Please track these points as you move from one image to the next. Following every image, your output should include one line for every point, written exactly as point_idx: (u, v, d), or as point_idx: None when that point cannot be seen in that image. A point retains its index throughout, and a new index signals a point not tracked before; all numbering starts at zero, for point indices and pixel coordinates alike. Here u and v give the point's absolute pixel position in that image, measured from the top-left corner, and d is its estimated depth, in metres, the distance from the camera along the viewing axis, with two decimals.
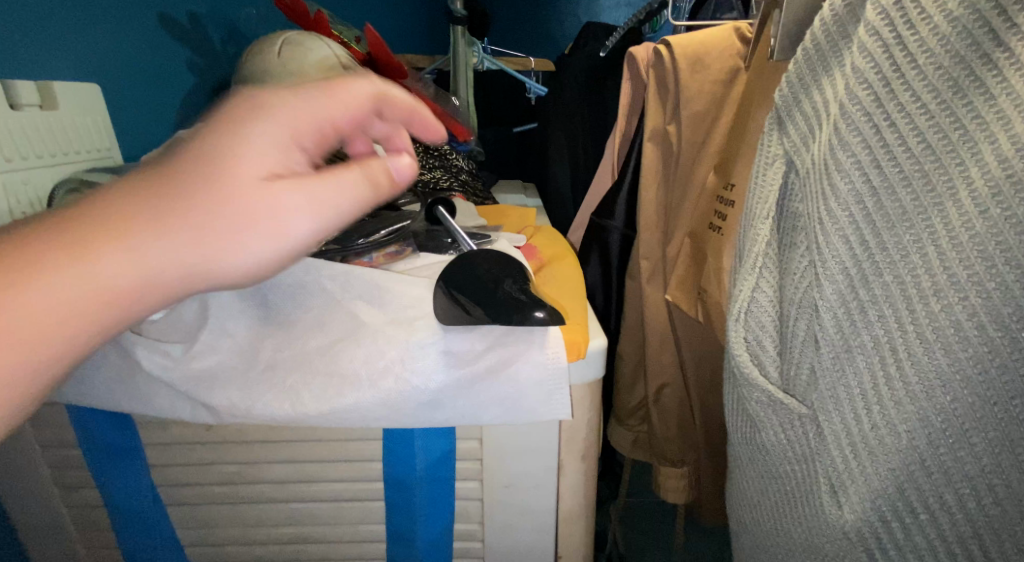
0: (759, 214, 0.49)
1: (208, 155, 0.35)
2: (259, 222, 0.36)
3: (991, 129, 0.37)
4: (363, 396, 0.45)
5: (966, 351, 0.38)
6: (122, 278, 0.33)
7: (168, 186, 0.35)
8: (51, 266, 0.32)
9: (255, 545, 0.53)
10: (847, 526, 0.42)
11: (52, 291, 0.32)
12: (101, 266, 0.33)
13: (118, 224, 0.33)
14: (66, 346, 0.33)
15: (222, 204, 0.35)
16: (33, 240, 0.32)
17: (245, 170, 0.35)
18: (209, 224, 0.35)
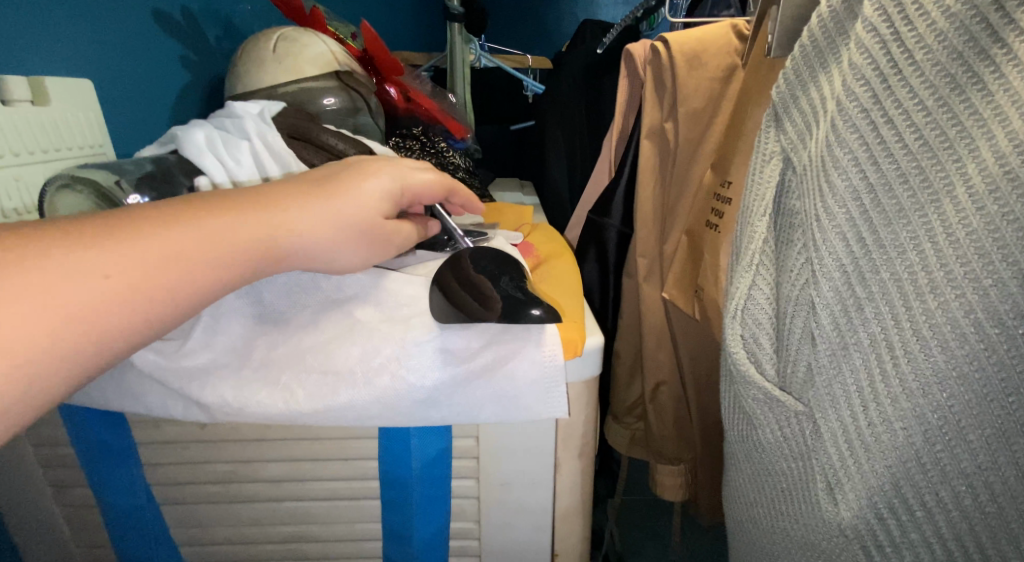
0: (756, 212, 0.49)
1: (347, 184, 0.45)
2: (366, 242, 0.45)
3: (989, 125, 0.37)
4: (358, 394, 0.44)
5: (963, 347, 0.37)
6: (260, 260, 0.40)
7: (311, 198, 0.43)
8: (211, 239, 0.39)
9: (250, 544, 0.53)
10: (844, 523, 0.42)
11: (210, 261, 0.38)
12: (250, 250, 0.40)
13: (268, 218, 0.41)
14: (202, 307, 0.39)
15: (351, 225, 0.44)
16: (195, 215, 0.39)
17: (371, 202, 0.45)
18: (335, 239, 0.43)
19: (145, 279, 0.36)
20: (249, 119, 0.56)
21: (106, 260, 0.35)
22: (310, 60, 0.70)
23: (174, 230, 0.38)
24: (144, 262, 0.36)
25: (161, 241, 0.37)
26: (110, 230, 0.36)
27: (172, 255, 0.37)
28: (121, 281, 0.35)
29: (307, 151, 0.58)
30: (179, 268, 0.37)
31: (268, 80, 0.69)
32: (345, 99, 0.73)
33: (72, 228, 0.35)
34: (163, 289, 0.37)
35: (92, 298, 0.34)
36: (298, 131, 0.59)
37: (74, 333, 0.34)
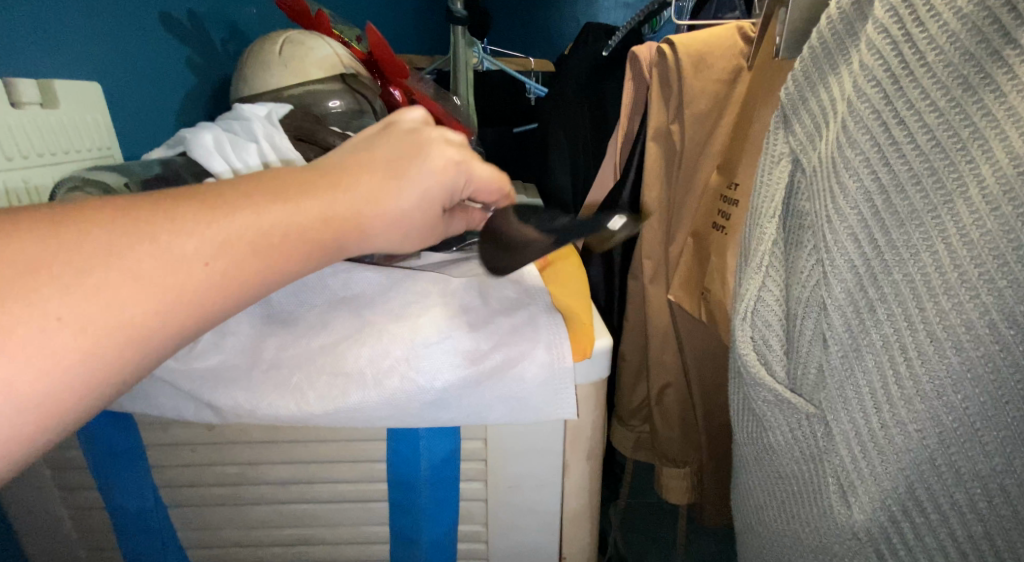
0: (765, 213, 0.49)
1: (419, 173, 0.41)
2: (431, 233, 0.43)
3: (1002, 126, 0.36)
4: (368, 395, 0.44)
5: (978, 349, 0.37)
6: (338, 254, 0.39)
7: (387, 187, 0.40)
8: (299, 230, 0.36)
9: (256, 547, 0.52)
10: (857, 527, 0.42)
11: (298, 253, 0.37)
12: (332, 246, 0.38)
13: (349, 214, 0.38)
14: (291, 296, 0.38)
15: (420, 224, 0.42)
16: (283, 200, 0.36)
17: (442, 197, 0.42)
18: (407, 237, 0.41)
19: (242, 265, 0.35)
20: (257, 122, 0.57)
21: (205, 246, 0.34)
22: (316, 62, 0.71)
23: (264, 217, 0.35)
24: (240, 247, 0.34)
25: (255, 228, 0.35)
26: (210, 210, 0.35)
27: (264, 242, 0.35)
28: (221, 267, 0.34)
29: (313, 154, 0.58)
30: (273, 259, 0.36)
31: (274, 82, 0.69)
32: (349, 101, 0.72)
33: (171, 205, 0.34)
34: (257, 276, 0.36)
35: (190, 283, 0.33)
36: (304, 133, 0.59)
37: (177, 316, 0.33)
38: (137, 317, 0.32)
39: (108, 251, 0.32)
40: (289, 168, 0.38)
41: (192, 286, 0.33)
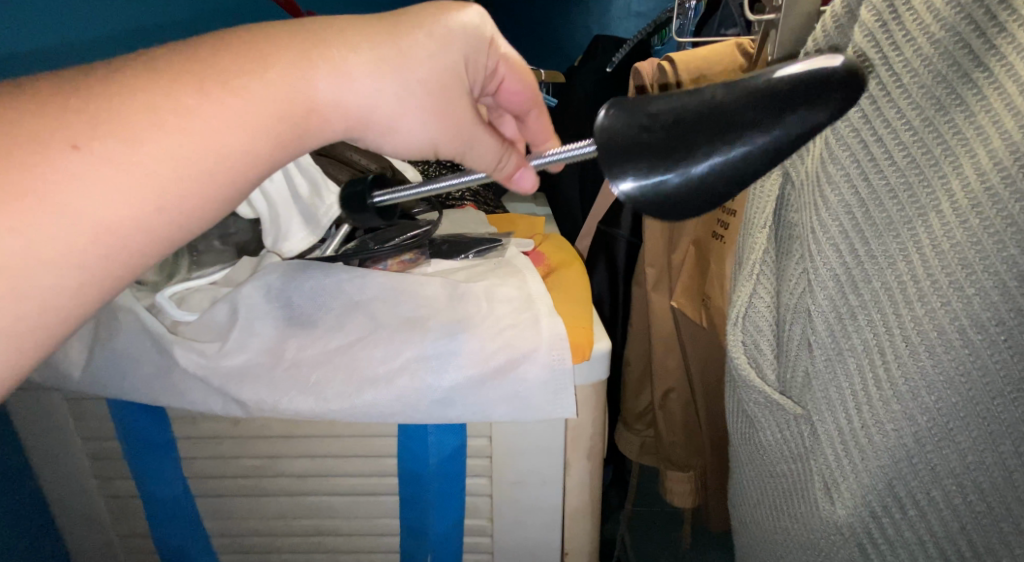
0: (757, 224, 0.52)
1: (392, 48, 0.38)
2: (427, 101, 0.40)
3: (971, 144, 0.38)
4: (380, 394, 0.48)
5: (949, 353, 0.39)
6: (312, 110, 0.36)
7: (374, 35, 0.38)
8: (219, 85, 0.33)
9: (277, 536, 0.56)
10: (840, 522, 0.44)
11: (217, 119, 0.33)
12: (289, 93, 0.35)
13: (299, 98, 0.36)
14: (232, 173, 0.35)
15: (408, 100, 0.39)
16: (200, 73, 0.33)
17: (443, 55, 0.40)
18: (397, 96, 0.39)
19: (138, 136, 0.32)
20: None
21: (74, 127, 0.31)
22: None
23: (167, 79, 0.33)
24: (142, 129, 0.32)
25: (143, 101, 0.32)
26: (103, 95, 0.32)
27: (179, 121, 0.32)
28: (97, 152, 0.31)
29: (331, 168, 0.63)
30: (176, 127, 0.32)
31: None
32: None
33: (44, 97, 0.31)
34: (177, 157, 0.33)
35: (68, 178, 0.30)
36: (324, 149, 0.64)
37: (64, 220, 0.31)
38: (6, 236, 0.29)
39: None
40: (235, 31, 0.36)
41: (66, 179, 0.30)
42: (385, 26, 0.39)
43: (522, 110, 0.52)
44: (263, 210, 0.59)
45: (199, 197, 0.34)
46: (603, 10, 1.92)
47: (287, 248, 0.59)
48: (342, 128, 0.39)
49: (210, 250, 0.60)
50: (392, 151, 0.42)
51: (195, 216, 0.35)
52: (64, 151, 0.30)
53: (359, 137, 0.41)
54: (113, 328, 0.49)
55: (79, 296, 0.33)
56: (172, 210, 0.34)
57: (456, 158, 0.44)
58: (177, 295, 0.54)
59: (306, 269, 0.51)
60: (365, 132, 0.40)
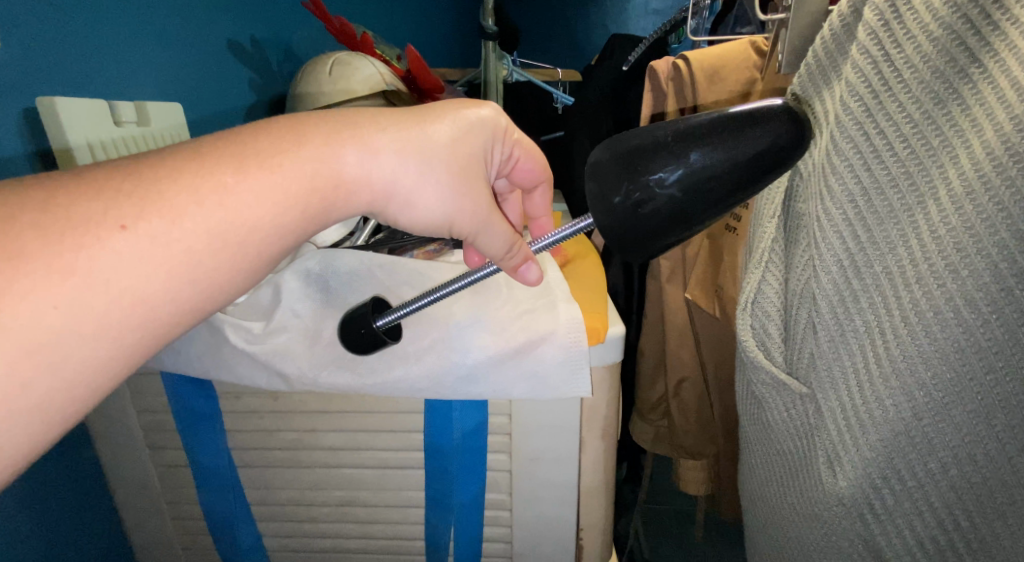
0: (767, 215, 0.55)
1: (412, 132, 0.42)
2: (445, 175, 0.43)
3: (967, 135, 0.40)
4: (410, 370, 0.52)
5: (944, 331, 0.42)
6: (339, 185, 0.40)
7: (401, 119, 0.42)
8: (256, 169, 0.37)
9: (311, 506, 0.60)
10: (841, 493, 0.47)
11: (251, 193, 0.36)
12: (318, 170, 0.38)
13: (330, 178, 0.39)
14: (258, 249, 0.37)
15: (427, 181, 0.42)
16: (239, 155, 0.37)
17: (459, 135, 0.44)
18: (418, 175, 0.42)
19: (179, 218, 0.34)
20: None
21: (122, 209, 0.33)
22: (361, 80, 0.79)
23: (209, 165, 0.36)
24: (182, 207, 0.34)
25: (188, 183, 0.35)
26: (147, 178, 0.35)
27: (215, 198, 0.35)
28: (142, 232, 0.33)
29: None
30: (212, 207, 0.35)
31: (324, 100, 0.78)
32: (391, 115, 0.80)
33: (96, 179, 0.34)
34: (210, 231, 0.35)
35: (112, 256, 0.33)
36: None
37: (104, 297, 0.32)
38: (48, 315, 0.31)
39: (11, 242, 0.31)
40: (271, 120, 0.40)
41: (110, 257, 0.32)
42: (406, 115, 0.43)
43: (531, 184, 0.55)
44: None
45: (226, 272, 0.36)
46: (621, 10, 1.95)
47: (322, 239, 0.62)
48: (366, 204, 0.41)
49: None
50: (410, 226, 0.44)
51: (220, 291, 0.37)
52: (113, 230, 0.33)
53: (381, 213, 0.43)
54: None
55: (107, 368, 0.34)
56: (200, 288, 0.36)
57: (471, 234, 0.46)
58: None
59: (339, 254, 0.55)
60: (386, 206, 0.42)
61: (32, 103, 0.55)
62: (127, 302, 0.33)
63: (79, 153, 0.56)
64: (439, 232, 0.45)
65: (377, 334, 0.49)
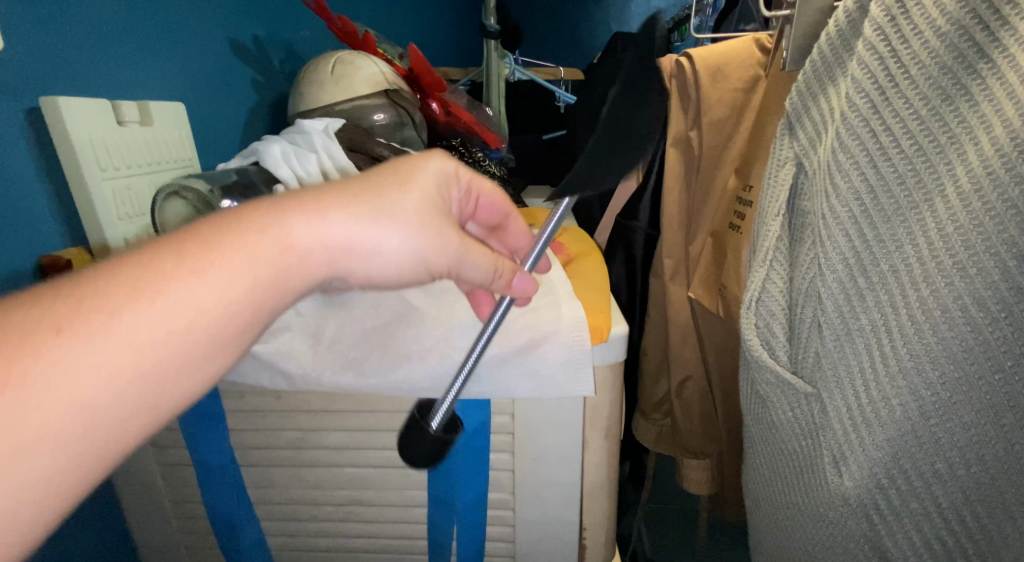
0: (770, 213, 0.53)
1: (362, 193, 0.40)
2: (406, 225, 0.41)
3: (975, 132, 0.40)
4: (413, 371, 0.52)
5: (952, 330, 0.41)
6: (295, 254, 0.38)
7: (349, 184, 0.41)
8: (196, 257, 0.35)
9: (314, 504, 0.60)
10: (847, 493, 0.46)
11: (195, 276, 0.35)
12: (266, 244, 0.37)
13: (281, 248, 0.37)
14: (211, 335, 0.35)
15: (388, 237, 0.40)
16: (180, 246, 0.36)
17: (414, 185, 0.43)
18: (376, 231, 0.40)
19: (117, 314, 0.33)
20: (316, 135, 0.65)
21: (59, 315, 0.32)
22: (364, 80, 0.79)
23: (147, 262, 0.35)
24: (122, 302, 0.33)
25: (126, 281, 0.34)
26: (86, 283, 0.34)
27: (156, 287, 0.34)
28: (77, 335, 0.32)
29: (362, 163, 0.67)
30: (151, 300, 0.34)
31: (325, 100, 0.78)
32: (392, 114, 0.82)
33: (36, 293, 0.33)
34: (156, 319, 0.34)
35: (50, 363, 0.31)
36: (356, 145, 0.68)
37: (39, 413, 0.31)
38: None
39: None
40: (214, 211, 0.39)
41: (42, 366, 0.31)
42: (353, 180, 0.41)
43: (503, 217, 0.55)
44: None
45: (180, 364, 0.35)
46: (624, 8, 1.94)
47: None
48: (328, 269, 0.39)
49: None
50: (384, 278, 0.42)
51: (178, 387, 0.35)
52: (47, 336, 0.32)
53: (349, 275, 0.41)
54: None
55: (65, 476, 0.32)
56: (150, 386, 0.34)
57: (450, 273, 0.44)
58: None
59: None
60: (351, 268, 0.40)
61: (34, 102, 0.54)
62: (65, 414, 0.31)
63: (81, 151, 0.55)
64: (415, 280, 0.43)
65: (433, 436, 0.47)
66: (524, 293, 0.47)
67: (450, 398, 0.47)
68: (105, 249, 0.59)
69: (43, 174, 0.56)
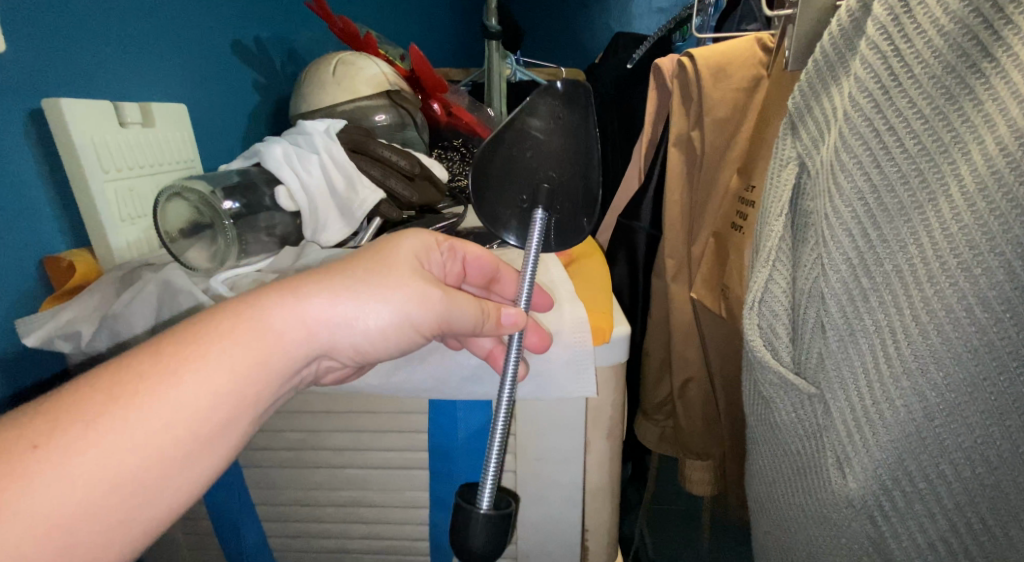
0: (773, 213, 0.53)
1: (336, 277, 0.42)
2: (383, 296, 0.42)
3: (979, 131, 0.40)
4: (414, 372, 0.52)
5: (956, 330, 0.41)
6: (272, 343, 0.39)
7: (321, 270, 0.43)
8: (172, 356, 0.37)
9: (316, 506, 0.60)
10: (851, 495, 0.46)
11: (171, 375, 0.36)
12: (243, 334, 0.38)
13: (258, 338, 0.39)
14: (193, 429, 0.36)
15: (365, 314, 0.42)
16: (155, 348, 0.37)
17: (386, 259, 0.44)
18: (352, 309, 0.41)
19: (96, 421, 0.34)
20: (318, 136, 0.65)
21: (38, 428, 0.33)
22: (365, 81, 0.79)
23: (124, 365, 0.36)
24: (101, 409, 0.34)
25: (103, 388, 0.35)
26: (64, 394, 0.35)
27: (133, 391, 0.35)
28: (56, 447, 0.33)
29: (364, 163, 0.66)
30: (130, 403, 0.35)
31: (327, 101, 0.78)
32: (393, 116, 0.82)
33: (18, 410, 0.34)
34: (137, 420, 0.35)
35: (32, 477, 0.32)
36: (357, 146, 0.67)
37: (20, 531, 0.32)
38: None
39: None
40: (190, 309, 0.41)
41: (24, 484, 0.32)
42: (325, 266, 0.43)
43: (491, 272, 0.57)
44: (303, 202, 0.62)
45: (165, 460, 0.36)
46: (625, 7, 1.93)
47: (325, 239, 0.63)
48: (307, 349, 0.41)
49: (257, 241, 0.61)
50: (367, 348, 0.43)
51: (165, 484, 0.36)
52: (25, 453, 0.32)
53: (331, 349, 0.42)
54: (174, 308, 0.52)
55: None
56: (136, 487, 0.35)
57: (438, 328, 0.45)
58: (227, 280, 0.56)
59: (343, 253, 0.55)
60: (331, 345, 0.42)
61: (36, 104, 0.54)
62: (48, 528, 0.32)
63: (83, 152, 0.55)
64: (400, 345, 0.44)
65: (485, 521, 0.45)
66: (513, 325, 0.45)
67: (489, 472, 0.45)
68: (111, 258, 0.59)
69: (43, 174, 0.56)
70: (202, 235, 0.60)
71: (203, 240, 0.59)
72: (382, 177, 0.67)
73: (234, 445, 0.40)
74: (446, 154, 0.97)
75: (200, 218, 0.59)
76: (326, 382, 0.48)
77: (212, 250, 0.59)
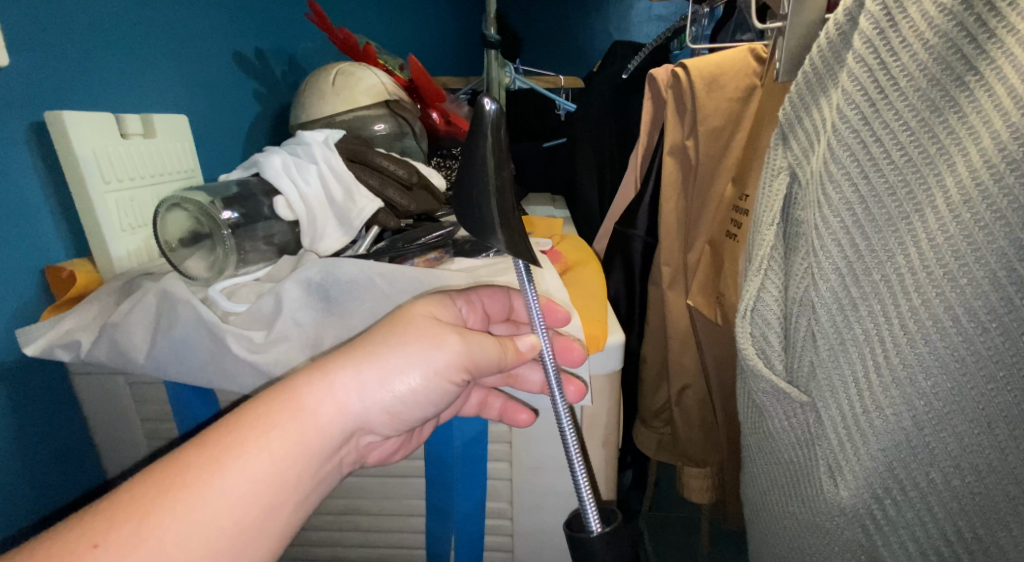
0: (765, 221, 0.53)
1: (365, 349, 0.43)
2: (411, 360, 0.44)
3: (964, 143, 0.41)
4: None
5: (943, 339, 0.42)
6: (311, 421, 0.40)
7: (347, 346, 0.44)
8: (217, 447, 0.38)
9: (312, 513, 0.60)
10: (843, 503, 0.47)
11: (217, 464, 0.37)
12: (281, 419, 0.40)
13: (295, 415, 0.40)
14: (244, 513, 0.37)
15: (396, 380, 0.43)
16: (200, 442, 0.38)
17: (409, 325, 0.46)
18: (382, 380, 0.43)
19: (149, 516, 0.35)
20: (317, 146, 0.66)
21: (94, 528, 0.34)
22: (364, 91, 0.80)
23: (172, 460, 0.37)
24: (152, 505, 0.35)
25: (155, 483, 0.36)
26: (117, 495, 0.36)
27: (183, 485, 0.36)
28: (111, 547, 0.33)
29: (362, 172, 0.67)
30: (181, 495, 0.36)
31: (327, 110, 0.79)
32: (392, 125, 0.83)
33: (72, 518, 0.35)
34: (189, 512, 0.35)
35: None
36: (356, 155, 0.68)
37: None
38: None
39: None
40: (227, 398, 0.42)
41: None
42: (351, 342, 0.45)
43: (506, 306, 0.61)
44: (301, 211, 0.63)
45: (222, 548, 0.36)
46: (625, 15, 1.95)
47: (322, 247, 0.64)
48: (344, 422, 0.42)
49: (255, 249, 0.62)
50: (401, 411, 0.44)
51: None
52: (84, 553, 0.33)
53: (367, 422, 0.43)
54: (172, 318, 0.52)
55: None
56: None
57: (465, 372, 0.46)
58: (225, 289, 0.57)
59: (340, 262, 0.54)
60: (366, 415, 0.43)
61: (39, 116, 0.55)
62: None
63: (85, 163, 0.56)
64: (431, 403, 0.46)
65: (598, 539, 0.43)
66: (531, 349, 0.49)
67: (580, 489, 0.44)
68: (112, 268, 0.60)
69: (46, 185, 0.57)
70: (202, 245, 0.60)
71: (202, 250, 0.60)
72: (379, 186, 0.68)
73: (287, 528, 0.40)
74: (445, 162, 0.98)
75: (198, 228, 0.60)
76: (369, 458, 0.49)
77: (211, 259, 0.60)
